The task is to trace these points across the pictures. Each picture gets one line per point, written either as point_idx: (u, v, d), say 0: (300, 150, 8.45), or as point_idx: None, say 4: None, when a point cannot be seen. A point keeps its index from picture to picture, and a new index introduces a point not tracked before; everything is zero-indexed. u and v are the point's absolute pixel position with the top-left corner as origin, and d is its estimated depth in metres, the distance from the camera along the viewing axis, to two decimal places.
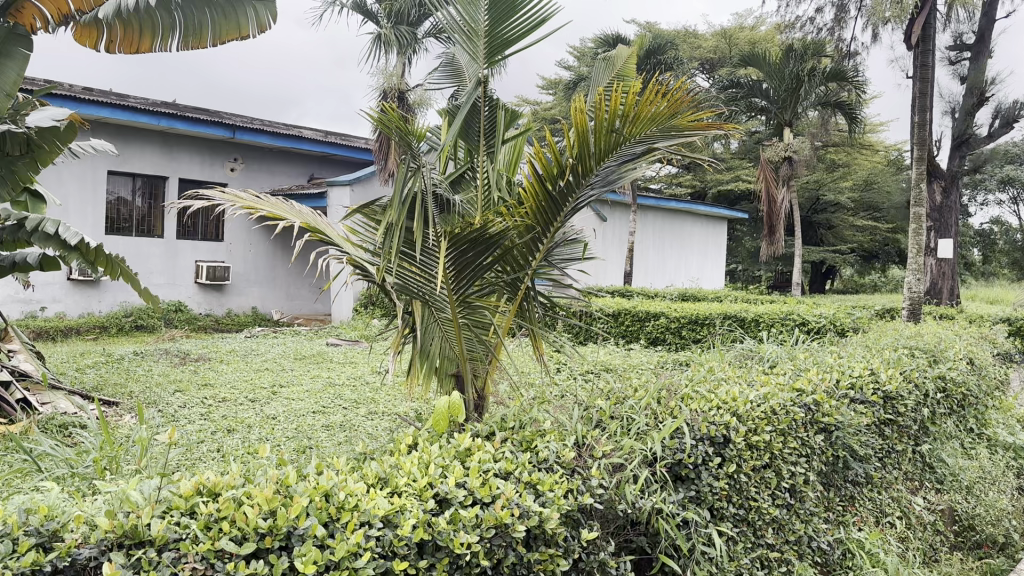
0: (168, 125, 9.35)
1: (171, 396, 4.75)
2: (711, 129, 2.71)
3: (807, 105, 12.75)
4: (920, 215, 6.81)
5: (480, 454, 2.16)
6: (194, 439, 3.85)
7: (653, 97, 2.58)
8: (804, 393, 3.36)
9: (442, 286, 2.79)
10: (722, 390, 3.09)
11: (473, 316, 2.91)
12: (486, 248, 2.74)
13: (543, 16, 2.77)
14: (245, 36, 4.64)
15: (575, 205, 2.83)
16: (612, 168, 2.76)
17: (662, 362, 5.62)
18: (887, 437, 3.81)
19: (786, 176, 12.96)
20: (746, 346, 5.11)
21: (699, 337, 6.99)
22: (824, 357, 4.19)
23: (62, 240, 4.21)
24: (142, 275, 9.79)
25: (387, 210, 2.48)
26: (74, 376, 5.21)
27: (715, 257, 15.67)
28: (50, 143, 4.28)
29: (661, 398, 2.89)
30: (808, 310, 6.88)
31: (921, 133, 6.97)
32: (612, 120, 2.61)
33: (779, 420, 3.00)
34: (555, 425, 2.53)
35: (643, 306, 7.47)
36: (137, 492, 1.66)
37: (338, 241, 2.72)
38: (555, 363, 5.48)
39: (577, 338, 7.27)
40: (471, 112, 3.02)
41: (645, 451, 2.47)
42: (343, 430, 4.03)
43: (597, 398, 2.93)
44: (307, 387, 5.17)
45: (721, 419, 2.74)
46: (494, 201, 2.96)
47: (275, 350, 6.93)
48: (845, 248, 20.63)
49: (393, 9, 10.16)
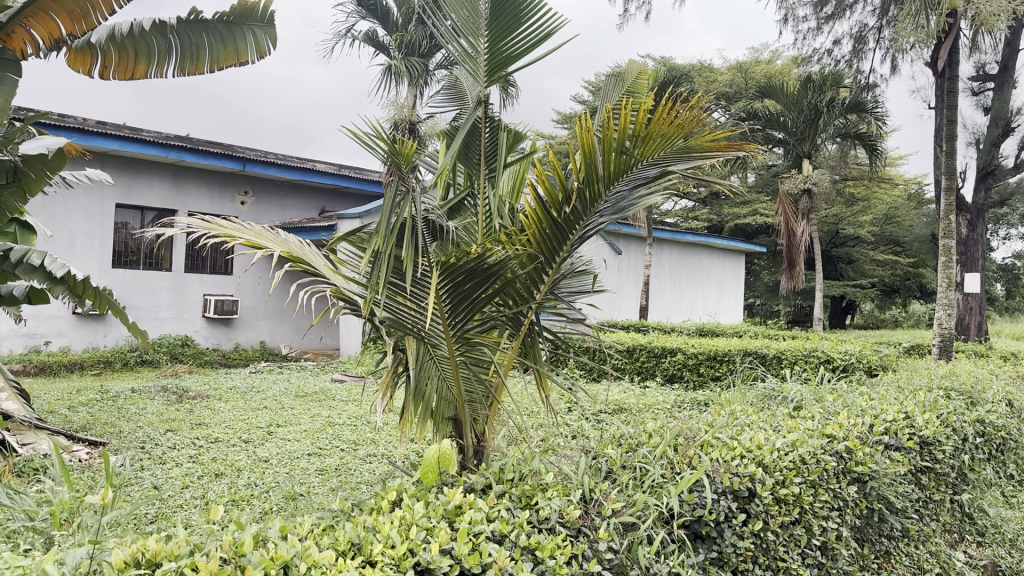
0: (177, 158, 9.24)
1: (161, 435, 4.52)
2: (731, 150, 2.49)
3: (826, 136, 12.52)
4: (949, 247, 6.53)
5: (471, 513, 1.89)
6: (178, 486, 3.60)
7: (667, 114, 2.36)
8: (834, 439, 3.06)
9: (438, 322, 2.56)
10: (746, 436, 2.81)
11: (472, 354, 2.67)
12: (485, 279, 2.50)
13: (549, 29, 2.56)
14: (243, 62, 4.52)
15: (582, 233, 2.60)
16: (624, 193, 2.52)
17: (680, 402, 5.33)
18: (923, 486, 3.52)
19: (806, 209, 12.71)
20: (768, 385, 4.82)
21: (718, 375, 6.69)
22: (854, 399, 3.90)
23: (48, 272, 4.01)
24: (149, 309, 9.63)
25: (374, 236, 2.23)
26: (64, 415, 4.99)
27: (733, 291, 15.37)
28: (37, 171, 4.08)
29: (678, 445, 2.61)
30: (833, 346, 6.56)
31: (949, 162, 6.71)
32: (623, 139, 2.39)
33: (809, 471, 2.73)
34: (559, 477, 2.26)
35: (660, 342, 7.18)
36: (60, 564, 1.41)
37: (325, 271, 2.54)
38: (566, 402, 5.22)
39: (589, 376, 6.99)
40: (471, 133, 2.80)
41: (660, 508, 2.20)
42: (337, 475, 3.78)
43: (608, 445, 2.65)
44: (304, 427, 4.92)
45: (746, 471, 2.47)
46: (495, 228, 2.73)
47: (277, 387, 6.67)
48: (866, 283, 20.25)
49: (404, 40, 10.09)
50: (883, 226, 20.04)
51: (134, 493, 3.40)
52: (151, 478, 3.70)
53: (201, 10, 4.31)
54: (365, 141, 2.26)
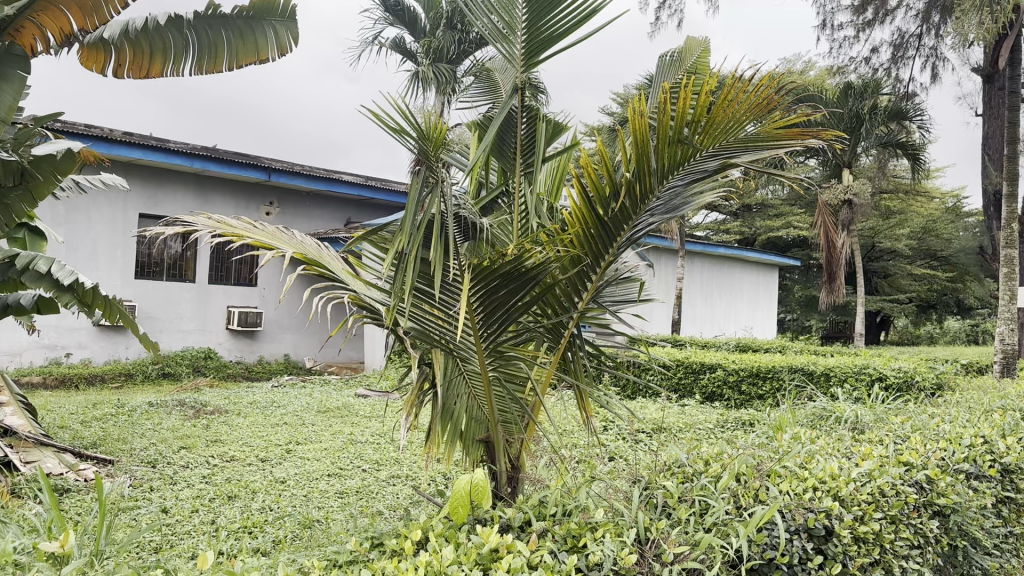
0: (201, 167, 9.07)
1: (174, 453, 4.27)
2: (806, 137, 2.18)
3: (867, 145, 12.10)
4: (1012, 258, 6.16)
5: (512, 559, 1.60)
6: (187, 510, 3.34)
7: (734, 97, 2.07)
8: (912, 467, 2.71)
9: (470, 334, 2.28)
10: (817, 465, 2.50)
11: (507, 368, 2.39)
12: (522, 286, 2.22)
13: (594, 5, 2.25)
14: (263, 60, 4.30)
15: (632, 234, 2.30)
16: (678, 189, 2.23)
17: (723, 422, 4.99)
18: (1005, 518, 3.16)
19: (846, 220, 12.28)
20: (821, 404, 4.48)
21: (762, 393, 6.34)
22: (923, 421, 3.54)
23: (55, 279, 3.77)
24: (172, 321, 9.47)
25: (396, 233, 1.95)
26: (74, 430, 4.75)
27: (767, 305, 14.94)
28: (46, 174, 3.86)
29: (743, 475, 2.30)
30: (884, 362, 6.18)
31: (1010, 167, 6.32)
32: (681, 125, 2.10)
33: (889, 505, 2.40)
34: (609, 514, 1.96)
35: (699, 357, 6.85)
36: None
37: (342, 275, 2.28)
38: (601, 421, 4.91)
39: (624, 393, 6.67)
40: (507, 125, 2.54)
41: (725, 551, 1.88)
42: (359, 498, 3.51)
43: (660, 474, 2.35)
44: (325, 445, 4.66)
45: (822, 506, 2.16)
46: (533, 228, 2.45)
47: (299, 402, 6.42)
48: (903, 298, 19.70)
49: (432, 46, 9.89)
50: (920, 240, 19.47)
51: (139, 519, 3.14)
52: (159, 502, 3.44)
53: (219, 5, 4.09)
54: (386, 121, 1.97)
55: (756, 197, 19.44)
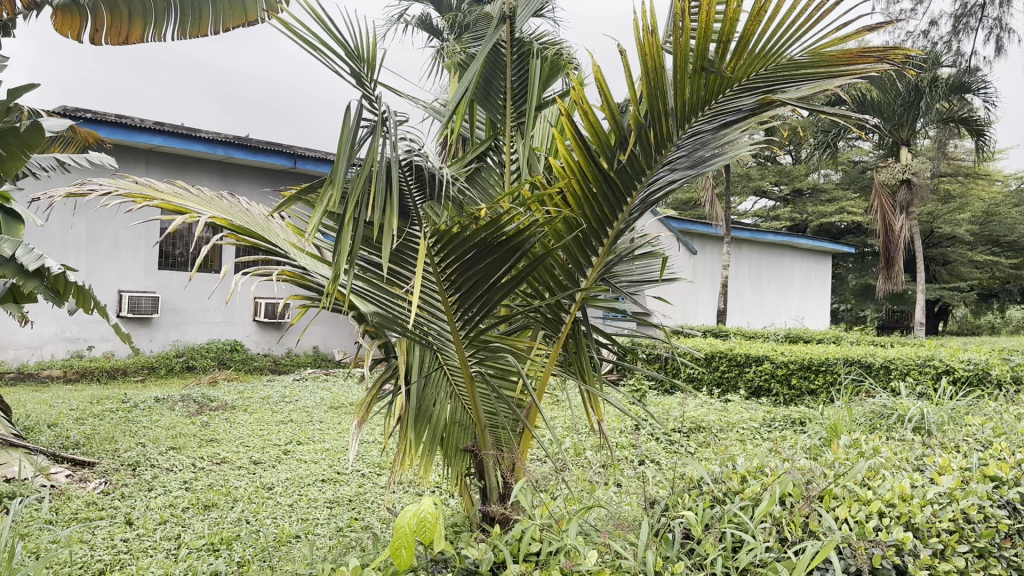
0: (226, 155, 8.74)
1: (160, 454, 3.92)
2: (872, 61, 1.65)
3: (926, 121, 11.24)
4: None
5: None
6: (154, 522, 2.95)
7: (772, 7, 1.57)
8: (1001, 483, 2.18)
9: (445, 319, 1.84)
10: (883, 485, 1.98)
11: (494, 363, 1.95)
12: (504, 258, 1.77)
13: None
14: (253, 21, 3.75)
15: (649, 192, 1.81)
16: (705, 135, 1.75)
17: (770, 421, 4.49)
18: None
19: (904, 202, 11.51)
20: (880, 402, 3.92)
21: (814, 388, 5.80)
22: (1007, 422, 3.00)
23: (19, 264, 3.41)
24: (196, 313, 9.19)
25: (324, 189, 1.51)
26: (65, 427, 4.43)
27: (822, 295, 14.11)
28: (11, 149, 3.50)
29: (789, 496, 1.83)
30: (952, 354, 5.52)
31: None
32: (704, 45, 1.60)
33: (976, 536, 1.87)
34: (610, 559, 1.51)
35: (743, 348, 6.35)
36: None
37: (286, 247, 1.86)
38: (630, 422, 4.40)
39: (660, 390, 6.15)
40: (493, 65, 2.10)
41: None
42: (350, 510, 3.11)
43: (686, 495, 1.89)
44: (325, 446, 4.27)
45: (890, 538, 1.68)
46: (523, 188, 2.01)
47: (311, 397, 6.04)
48: (964, 286, 18.75)
49: (457, 21, 9.44)
50: (983, 224, 18.48)
51: (94, 533, 2.77)
52: (125, 511, 3.06)
53: None
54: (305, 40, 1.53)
55: (808, 180, 18.60)
